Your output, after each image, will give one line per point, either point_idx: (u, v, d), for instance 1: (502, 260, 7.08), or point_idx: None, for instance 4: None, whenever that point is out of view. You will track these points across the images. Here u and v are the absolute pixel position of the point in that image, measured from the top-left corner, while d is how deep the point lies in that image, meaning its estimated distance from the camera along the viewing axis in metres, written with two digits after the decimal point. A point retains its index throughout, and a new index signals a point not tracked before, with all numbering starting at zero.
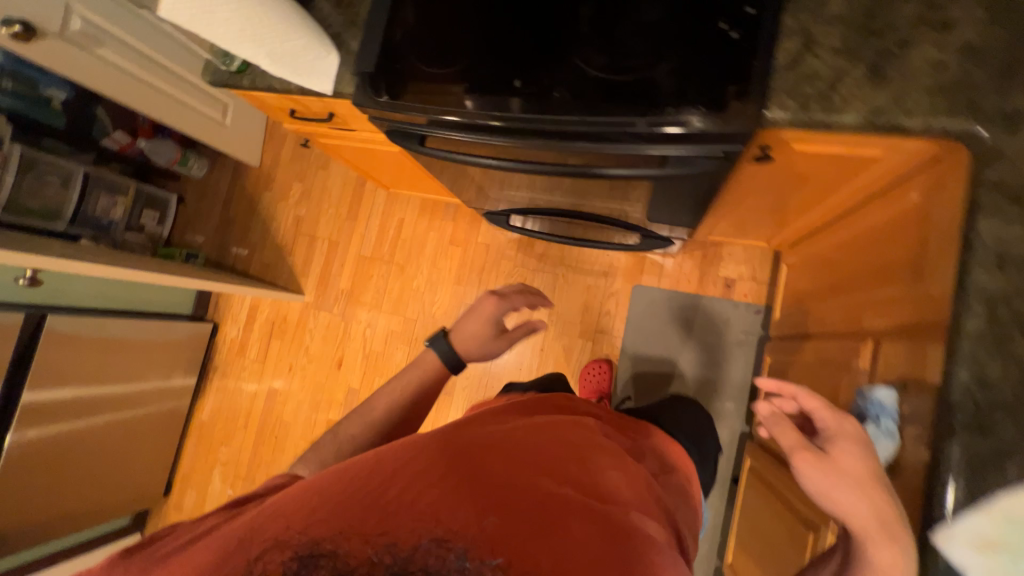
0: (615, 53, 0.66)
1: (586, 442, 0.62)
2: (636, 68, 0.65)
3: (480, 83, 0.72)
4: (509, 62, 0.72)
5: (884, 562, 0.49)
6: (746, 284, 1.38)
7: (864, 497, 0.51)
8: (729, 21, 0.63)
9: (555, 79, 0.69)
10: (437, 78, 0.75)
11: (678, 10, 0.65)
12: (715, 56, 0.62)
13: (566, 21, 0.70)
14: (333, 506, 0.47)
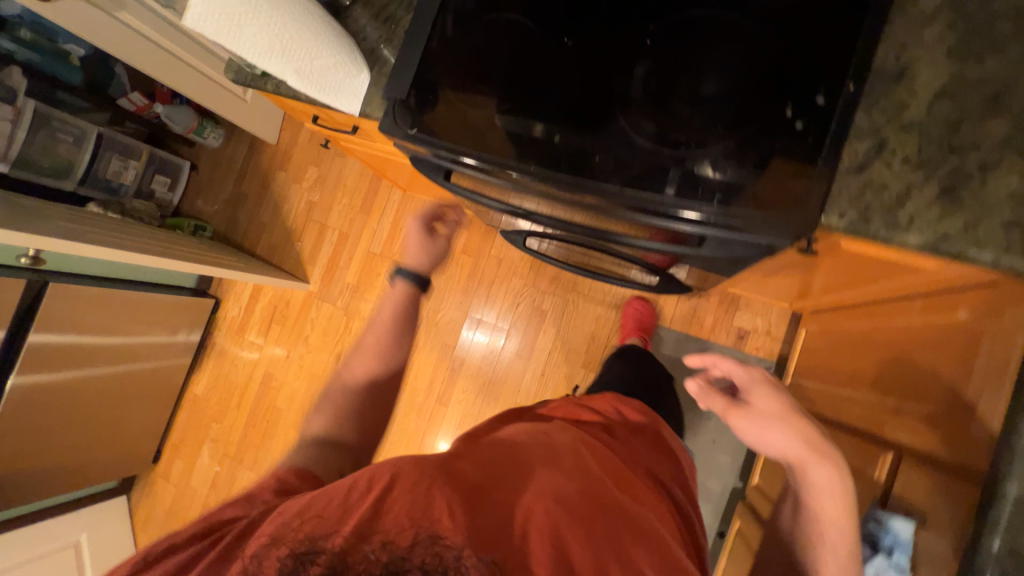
0: (667, 124, 0.62)
1: (555, 444, 0.70)
2: (686, 144, 0.60)
3: (516, 133, 0.68)
4: (550, 114, 0.67)
5: (820, 477, 0.65)
6: (759, 337, 1.35)
7: (791, 433, 0.67)
8: (796, 108, 0.57)
9: (598, 141, 0.64)
10: (471, 119, 0.70)
11: (740, 86, 0.59)
12: (774, 145, 0.57)
13: (617, 77, 0.65)
14: (320, 511, 0.53)
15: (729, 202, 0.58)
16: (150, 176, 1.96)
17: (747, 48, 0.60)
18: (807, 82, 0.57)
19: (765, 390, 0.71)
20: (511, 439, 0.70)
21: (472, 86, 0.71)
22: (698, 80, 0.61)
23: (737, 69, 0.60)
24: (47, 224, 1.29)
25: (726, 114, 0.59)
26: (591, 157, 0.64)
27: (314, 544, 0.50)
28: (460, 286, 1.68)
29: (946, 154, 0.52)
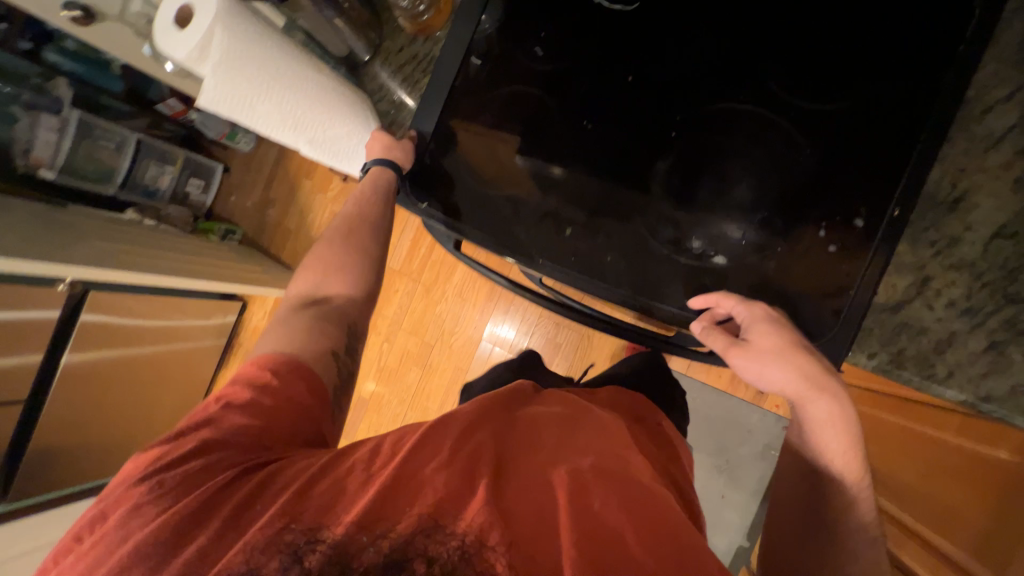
0: (690, 228, 0.58)
1: (558, 418, 0.68)
2: (706, 257, 0.58)
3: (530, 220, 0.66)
4: (566, 204, 0.64)
5: (823, 413, 0.53)
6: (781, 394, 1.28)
7: (791, 367, 0.52)
8: (831, 229, 0.53)
9: (614, 238, 0.61)
10: (486, 203, 0.68)
11: (770, 197, 0.55)
12: (802, 270, 0.54)
13: (638, 171, 0.61)
14: (319, 499, 0.54)
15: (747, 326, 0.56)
16: (185, 180, 2.01)
17: (784, 152, 0.55)
18: (849, 199, 0.52)
19: (767, 323, 0.53)
20: (516, 422, 0.68)
21: (487, 165, 0.69)
22: (727, 183, 0.57)
23: (771, 175, 0.55)
24: (89, 242, 1.36)
25: (755, 224, 0.55)
26: (606, 257, 0.61)
27: (314, 529, 0.52)
28: (476, 310, 1.67)
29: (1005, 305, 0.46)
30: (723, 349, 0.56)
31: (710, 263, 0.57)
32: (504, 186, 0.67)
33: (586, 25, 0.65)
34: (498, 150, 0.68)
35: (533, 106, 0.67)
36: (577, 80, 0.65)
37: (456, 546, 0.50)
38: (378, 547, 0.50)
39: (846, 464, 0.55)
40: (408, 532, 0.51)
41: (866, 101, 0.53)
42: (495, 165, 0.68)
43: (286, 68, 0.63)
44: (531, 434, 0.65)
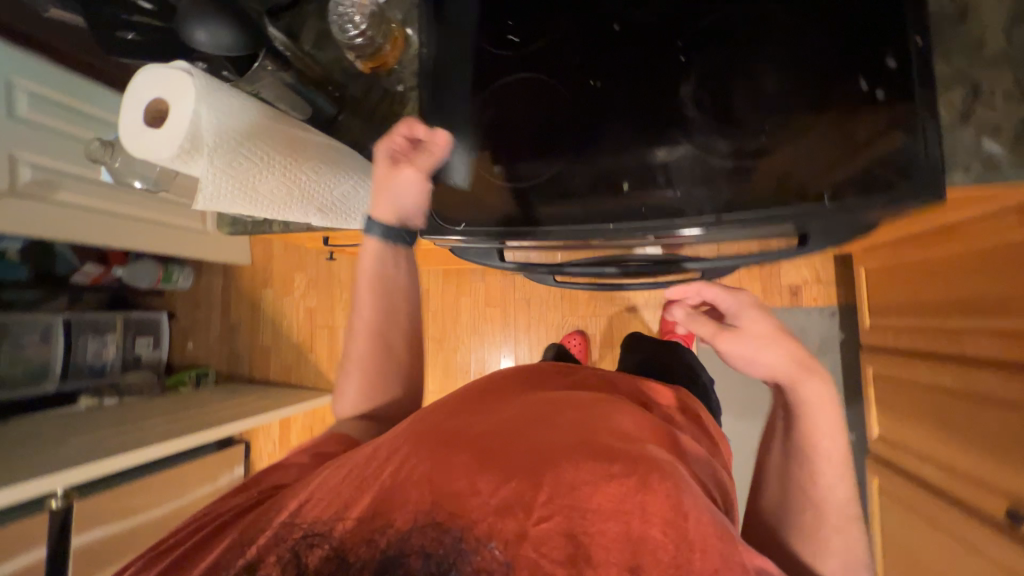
0: (751, 130, 0.57)
1: (572, 400, 0.63)
2: (766, 150, 0.58)
3: (572, 188, 0.64)
4: (623, 162, 0.61)
5: (812, 388, 0.63)
6: (813, 287, 1.28)
7: (775, 346, 0.63)
8: (869, 76, 0.55)
9: (678, 179, 0.60)
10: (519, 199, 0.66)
11: (799, 71, 0.57)
12: (861, 122, 0.55)
13: (666, 101, 0.61)
14: (331, 492, 0.53)
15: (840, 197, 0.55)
16: (133, 343, 1.78)
17: (792, 28, 0.57)
18: (870, 44, 0.55)
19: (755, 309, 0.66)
20: (543, 406, 0.63)
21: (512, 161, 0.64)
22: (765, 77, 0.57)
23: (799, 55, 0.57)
24: (57, 449, 1.15)
25: (810, 102, 0.56)
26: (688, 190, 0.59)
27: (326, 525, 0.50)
28: (495, 341, 1.60)
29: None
30: (714, 334, 0.64)
31: (766, 149, 0.57)
32: (543, 171, 0.63)
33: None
34: (527, 141, 0.64)
35: (538, 89, 0.65)
36: (569, 47, 0.65)
37: (445, 549, 0.46)
38: (371, 543, 0.48)
39: (832, 440, 0.64)
40: (406, 526, 0.48)
41: None
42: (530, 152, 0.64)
43: (289, 141, 0.58)
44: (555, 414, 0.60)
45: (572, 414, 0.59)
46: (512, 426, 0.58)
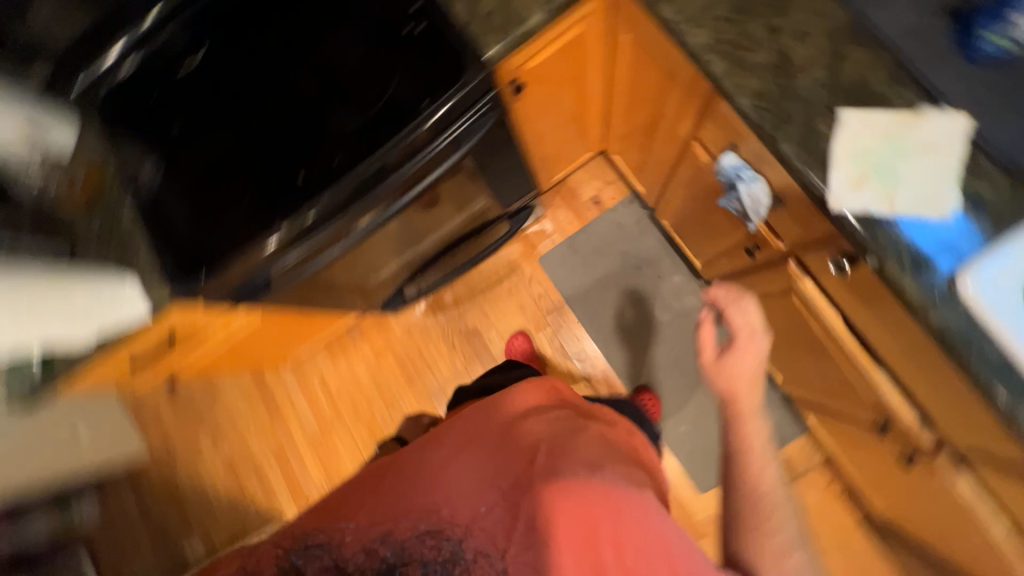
0: (337, 88, 0.75)
1: (500, 425, 0.72)
2: (380, 94, 0.73)
3: (281, 195, 0.76)
4: (244, 146, 0.79)
5: None
6: (607, 190, 1.54)
7: None
8: (410, 18, 0.73)
9: (348, 156, 0.74)
10: (244, 223, 0.77)
11: (374, 39, 0.75)
12: (421, 45, 0.72)
13: (309, 115, 0.76)
14: (363, 515, 0.63)
15: (462, 90, 0.70)
16: None
17: (356, 22, 0.77)
18: None
19: None
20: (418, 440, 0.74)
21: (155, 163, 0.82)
22: (329, 48, 0.77)
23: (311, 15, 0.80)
24: None
25: (354, 36, 0.76)
26: (320, 150, 0.75)
27: (327, 542, 0.61)
28: (408, 387, 1.59)
29: None
30: None
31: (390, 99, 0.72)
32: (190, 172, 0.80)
33: (159, 44, 0.85)
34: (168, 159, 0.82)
35: (143, 123, 0.84)
36: (145, 83, 0.85)
37: (443, 547, 0.60)
38: (371, 555, 0.60)
39: None
40: (406, 537, 0.60)
41: None
42: (212, 185, 0.79)
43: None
44: (453, 436, 0.71)
45: (503, 434, 0.70)
46: (386, 475, 0.68)
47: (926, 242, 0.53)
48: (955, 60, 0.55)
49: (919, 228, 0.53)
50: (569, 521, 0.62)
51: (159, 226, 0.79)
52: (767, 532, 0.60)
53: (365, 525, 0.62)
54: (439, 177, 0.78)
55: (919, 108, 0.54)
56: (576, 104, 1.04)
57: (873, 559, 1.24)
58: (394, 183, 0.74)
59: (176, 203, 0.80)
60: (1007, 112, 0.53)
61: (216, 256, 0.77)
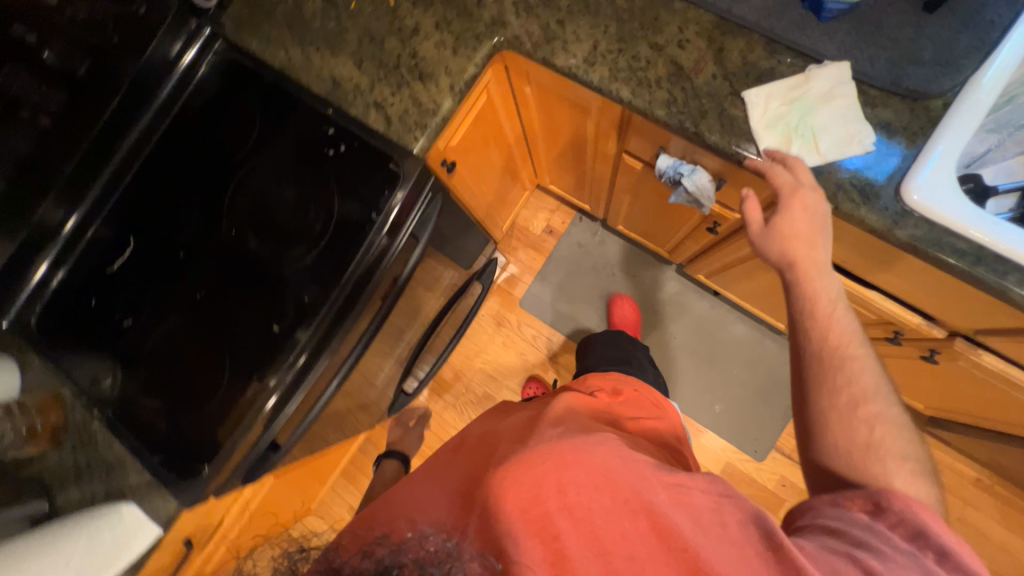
0: (278, 230, 0.74)
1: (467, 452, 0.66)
2: (323, 223, 0.72)
3: (257, 356, 0.72)
4: (203, 318, 0.75)
5: None
6: (555, 217, 1.59)
7: None
8: (327, 143, 0.74)
9: (312, 292, 0.72)
10: (229, 398, 0.72)
11: (298, 173, 0.74)
12: (347, 163, 0.73)
13: (259, 266, 0.74)
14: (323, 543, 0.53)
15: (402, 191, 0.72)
16: None
17: (274, 161, 0.76)
18: (311, 121, 0.76)
19: None
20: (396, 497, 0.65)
21: (114, 366, 0.76)
22: (254, 193, 0.76)
23: (220, 167, 0.78)
24: None
25: (275, 175, 0.75)
26: (284, 298, 0.73)
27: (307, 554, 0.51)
28: None
29: (393, 33, 0.75)
30: None
31: (336, 225, 0.72)
32: (155, 366, 0.75)
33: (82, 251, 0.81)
34: (125, 361, 0.76)
35: (88, 330, 0.78)
36: (75, 294, 0.80)
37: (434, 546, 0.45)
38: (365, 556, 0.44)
39: None
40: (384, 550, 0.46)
41: (265, 114, 0.78)
42: (182, 371, 0.74)
43: None
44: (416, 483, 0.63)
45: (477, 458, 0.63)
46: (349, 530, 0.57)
47: (861, 176, 0.58)
48: (811, 22, 0.62)
49: (854, 166, 0.59)
50: (521, 481, 0.47)
51: (142, 435, 0.74)
52: (844, 374, 0.51)
53: (365, 532, 0.52)
54: (407, 275, 0.78)
55: (806, 70, 0.61)
56: (502, 156, 1.08)
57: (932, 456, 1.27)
58: (367, 300, 0.73)
59: (151, 404, 0.74)
60: (877, 47, 0.59)
61: (214, 443, 0.72)
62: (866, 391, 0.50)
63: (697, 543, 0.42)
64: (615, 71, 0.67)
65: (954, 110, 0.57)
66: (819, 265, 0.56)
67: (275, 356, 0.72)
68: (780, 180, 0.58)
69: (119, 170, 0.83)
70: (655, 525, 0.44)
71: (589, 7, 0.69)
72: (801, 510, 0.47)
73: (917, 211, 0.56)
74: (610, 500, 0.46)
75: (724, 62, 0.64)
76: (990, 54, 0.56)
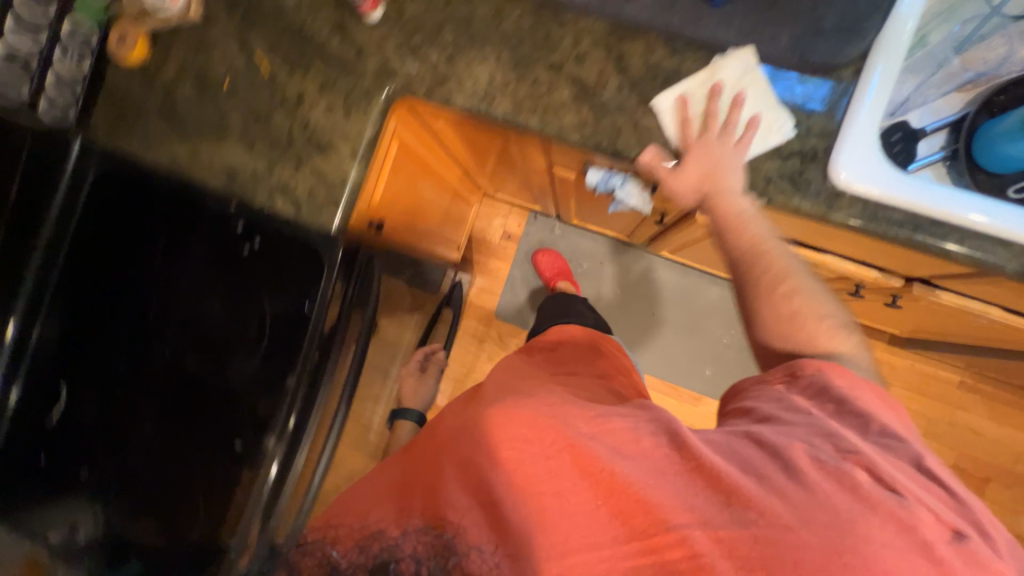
0: (214, 345, 0.70)
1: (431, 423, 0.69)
2: (259, 327, 0.69)
3: (228, 477, 0.69)
4: (162, 453, 0.71)
5: None
6: (509, 221, 1.55)
7: None
8: (239, 240, 0.69)
9: (266, 400, 0.68)
10: (210, 529, 0.69)
11: (219, 277, 0.70)
12: (266, 258, 0.69)
13: (205, 385, 0.70)
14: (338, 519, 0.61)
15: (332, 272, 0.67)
16: None
17: (190, 271, 0.71)
18: (217, 220, 0.70)
19: None
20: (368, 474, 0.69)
21: (93, 521, 0.73)
22: (177, 309, 0.71)
23: (134, 287, 0.73)
24: None
25: (196, 288, 0.71)
26: (241, 413, 0.69)
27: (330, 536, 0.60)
28: None
29: (277, 106, 0.69)
30: None
31: (272, 326, 0.68)
32: (131, 510, 0.72)
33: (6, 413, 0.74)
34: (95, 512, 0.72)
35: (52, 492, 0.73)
36: (17, 457, 0.74)
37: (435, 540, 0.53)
38: (363, 554, 0.56)
39: None
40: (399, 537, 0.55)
41: (166, 221, 0.72)
42: (155, 508, 0.71)
43: None
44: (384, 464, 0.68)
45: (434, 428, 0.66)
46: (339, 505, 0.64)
47: (787, 166, 0.56)
48: (704, 12, 0.58)
49: (777, 156, 0.56)
50: (462, 455, 0.55)
51: None
52: (767, 270, 0.57)
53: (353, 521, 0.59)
54: (362, 348, 0.76)
55: (711, 64, 0.58)
56: (434, 188, 1.03)
57: (915, 369, 1.32)
58: (326, 391, 0.69)
59: (132, 552, 0.71)
60: (777, 25, 0.56)
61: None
62: (784, 273, 0.57)
63: (631, 463, 0.48)
64: (517, 102, 0.63)
65: (864, 79, 0.55)
66: (737, 191, 0.56)
67: (245, 475, 0.68)
68: (691, 133, 0.58)
69: (26, 322, 0.74)
70: (577, 458, 0.49)
71: (475, 37, 0.64)
72: (747, 395, 0.58)
73: (848, 191, 0.55)
74: (550, 455, 0.50)
75: (626, 71, 0.60)
76: (888, 12, 0.54)
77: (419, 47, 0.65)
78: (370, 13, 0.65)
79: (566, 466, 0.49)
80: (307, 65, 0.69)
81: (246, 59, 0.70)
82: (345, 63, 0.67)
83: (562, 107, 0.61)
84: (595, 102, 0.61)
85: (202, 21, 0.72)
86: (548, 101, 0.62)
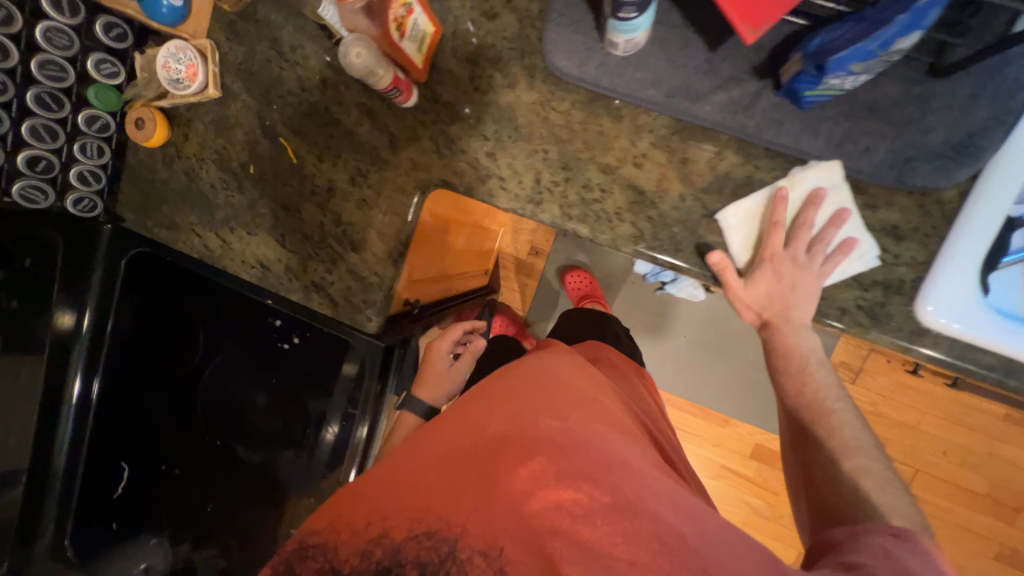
0: (264, 433, 0.73)
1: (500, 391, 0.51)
2: (305, 421, 0.71)
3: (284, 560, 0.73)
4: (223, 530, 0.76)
5: None
6: (537, 238, 1.49)
7: None
8: (277, 337, 0.70)
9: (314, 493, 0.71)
10: None
11: (263, 370, 0.72)
12: (306, 355, 0.70)
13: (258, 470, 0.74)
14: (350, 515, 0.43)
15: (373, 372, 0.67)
16: None
17: (235, 362, 0.73)
18: (254, 315, 0.71)
19: None
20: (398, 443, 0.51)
21: None
22: (225, 397, 0.74)
23: (184, 374, 0.76)
24: None
25: (243, 379, 0.73)
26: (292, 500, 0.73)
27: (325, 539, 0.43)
28: None
29: (307, 197, 0.65)
30: None
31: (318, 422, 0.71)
32: None
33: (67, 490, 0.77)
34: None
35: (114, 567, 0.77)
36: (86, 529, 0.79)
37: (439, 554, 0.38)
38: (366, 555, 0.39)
39: None
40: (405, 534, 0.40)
41: (206, 312, 0.73)
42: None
43: None
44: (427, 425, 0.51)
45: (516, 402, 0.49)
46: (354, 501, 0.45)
47: (868, 298, 0.51)
48: (788, 115, 0.50)
49: (857, 285, 0.51)
50: (566, 493, 0.39)
51: None
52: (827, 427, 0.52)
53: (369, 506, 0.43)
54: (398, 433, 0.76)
55: (789, 174, 0.51)
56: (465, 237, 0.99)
57: (958, 401, 1.27)
58: None
59: None
60: (873, 137, 0.49)
61: None
62: (846, 446, 0.50)
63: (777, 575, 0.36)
64: (567, 206, 0.57)
65: (971, 206, 0.48)
66: (802, 323, 0.53)
67: None
68: (778, 244, 0.51)
69: (80, 413, 0.75)
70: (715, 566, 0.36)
71: (520, 129, 0.57)
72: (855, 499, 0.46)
73: (939, 332, 0.50)
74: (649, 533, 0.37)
75: (691, 180, 0.54)
76: (1009, 128, 0.46)
77: (457, 138, 0.59)
78: (403, 102, 0.58)
79: (634, 528, 0.37)
80: (337, 152, 0.63)
81: (271, 143, 0.66)
82: (377, 152, 0.62)
83: (617, 215, 0.56)
84: (655, 212, 0.55)
85: (222, 98, 0.66)
86: (602, 207, 0.56)
